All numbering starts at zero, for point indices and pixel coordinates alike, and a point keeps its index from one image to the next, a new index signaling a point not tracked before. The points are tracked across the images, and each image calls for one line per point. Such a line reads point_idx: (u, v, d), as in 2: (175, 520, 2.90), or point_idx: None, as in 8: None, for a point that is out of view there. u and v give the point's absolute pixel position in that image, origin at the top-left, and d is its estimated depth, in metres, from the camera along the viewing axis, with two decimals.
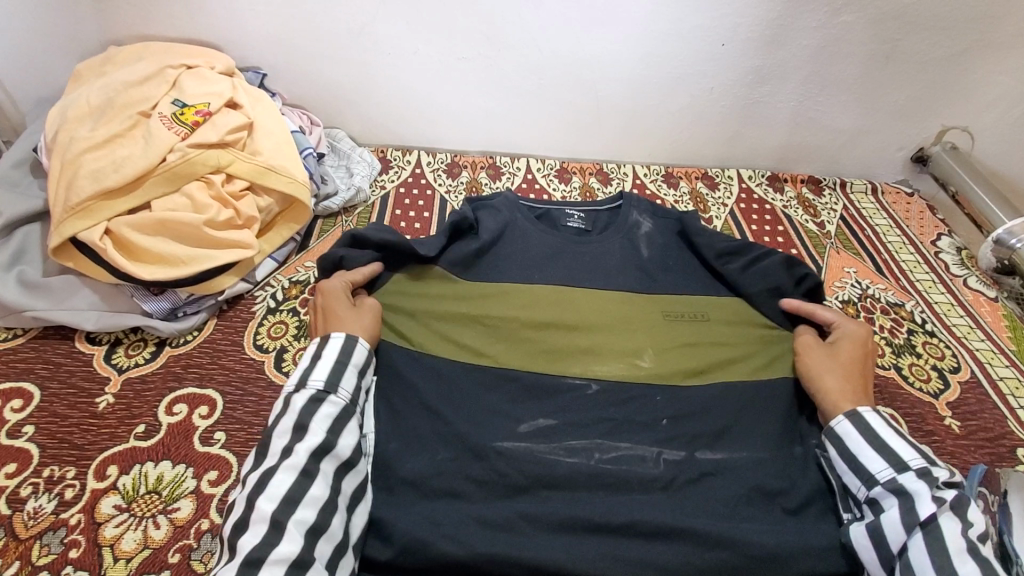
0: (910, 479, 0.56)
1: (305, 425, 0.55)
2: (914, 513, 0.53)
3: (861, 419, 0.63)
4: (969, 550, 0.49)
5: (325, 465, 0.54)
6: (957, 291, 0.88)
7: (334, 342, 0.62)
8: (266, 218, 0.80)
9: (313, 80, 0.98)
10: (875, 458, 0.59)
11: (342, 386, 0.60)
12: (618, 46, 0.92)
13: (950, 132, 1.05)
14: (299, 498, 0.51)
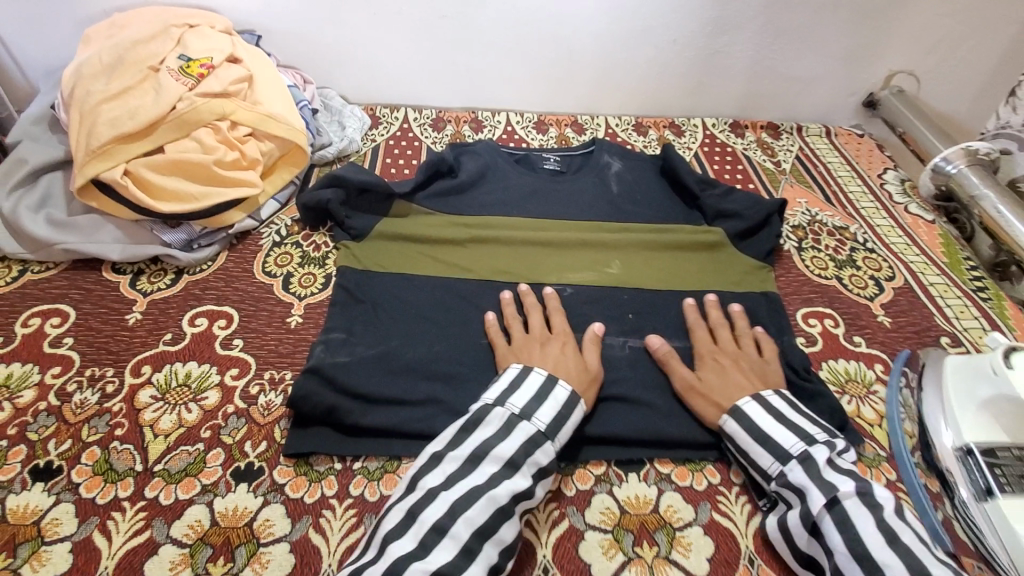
0: (801, 475, 0.55)
1: (515, 464, 0.54)
2: (817, 514, 0.52)
3: (744, 415, 0.61)
4: (884, 537, 0.49)
5: (519, 507, 0.53)
6: (898, 216, 0.97)
7: (562, 389, 0.61)
8: (268, 162, 0.88)
9: (306, 44, 1.06)
10: (762, 454, 0.58)
11: (558, 440, 0.58)
12: (585, 1, 1.00)
13: (896, 77, 1.14)
14: (490, 532, 0.51)
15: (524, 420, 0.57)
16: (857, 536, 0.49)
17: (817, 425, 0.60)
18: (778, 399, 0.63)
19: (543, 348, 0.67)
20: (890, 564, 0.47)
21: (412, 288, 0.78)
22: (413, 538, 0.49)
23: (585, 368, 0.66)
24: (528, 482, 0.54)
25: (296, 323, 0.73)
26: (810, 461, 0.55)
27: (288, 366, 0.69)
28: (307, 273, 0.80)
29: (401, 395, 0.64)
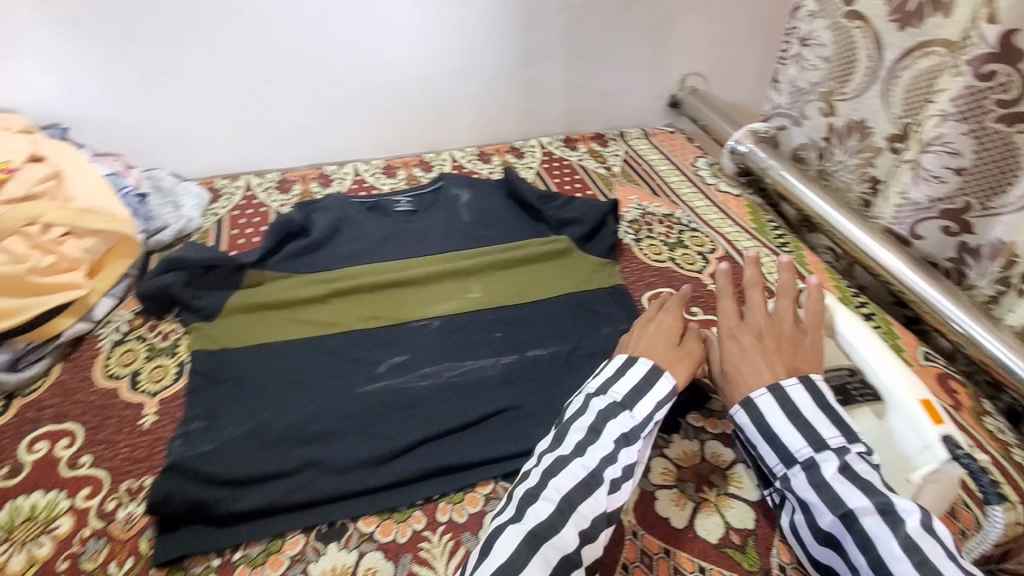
0: (802, 482, 0.55)
1: (600, 432, 0.58)
2: (829, 527, 0.53)
3: (755, 411, 0.60)
4: (904, 553, 0.49)
5: (608, 473, 0.56)
6: (712, 195, 1.12)
7: (643, 365, 0.64)
8: (94, 259, 0.82)
9: (124, 127, 1.02)
10: (769, 454, 0.59)
11: (639, 411, 0.60)
12: (403, 49, 1.07)
13: (688, 79, 1.31)
14: (579, 500, 0.53)
15: (605, 396, 0.62)
16: (877, 556, 0.49)
17: (835, 423, 0.58)
18: (802, 392, 0.59)
19: (653, 325, 0.70)
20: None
21: (277, 356, 0.76)
22: (513, 506, 0.55)
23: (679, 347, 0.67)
24: (614, 448, 0.57)
25: (151, 423, 0.69)
26: (816, 470, 0.55)
27: (147, 471, 0.64)
28: (158, 366, 0.75)
29: (274, 469, 0.63)
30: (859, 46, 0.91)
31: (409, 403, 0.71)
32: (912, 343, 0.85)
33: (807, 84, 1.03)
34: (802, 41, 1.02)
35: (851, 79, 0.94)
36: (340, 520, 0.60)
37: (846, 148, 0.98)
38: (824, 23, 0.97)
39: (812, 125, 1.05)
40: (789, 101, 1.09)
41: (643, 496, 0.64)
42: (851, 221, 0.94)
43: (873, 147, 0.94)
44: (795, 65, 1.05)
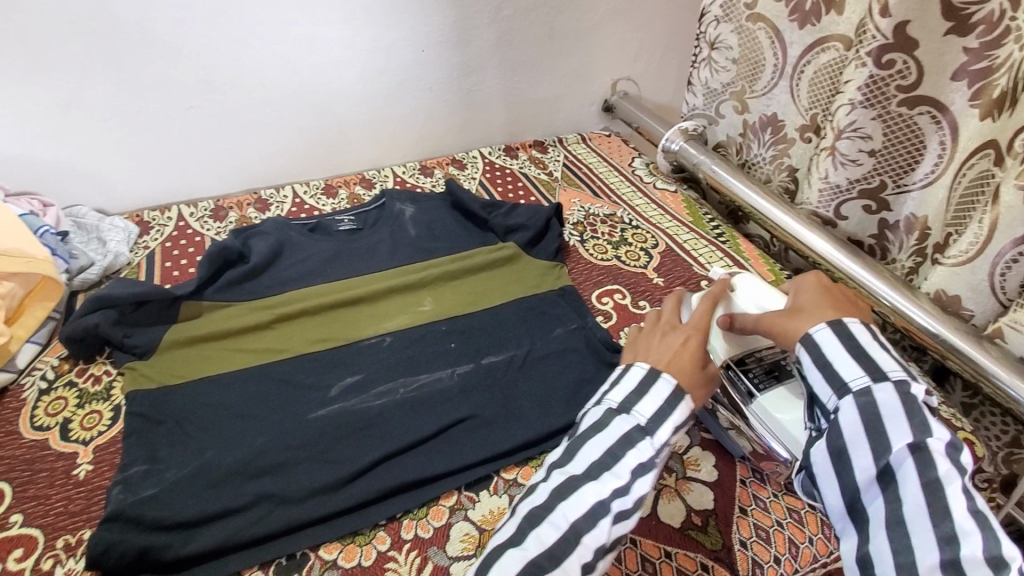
0: (892, 398, 0.48)
1: (615, 454, 0.51)
2: (896, 454, 0.47)
3: (845, 331, 0.53)
4: (968, 503, 0.44)
5: (616, 505, 0.49)
6: (650, 193, 1.16)
7: (664, 381, 0.55)
8: (13, 304, 0.77)
9: (35, 164, 0.96)
10: (851, 364, 0.51)
11: (661, 436, 0.53)
12: (333, 68, 1.06)
13: (619, 83, 1.36)
14: (580, 531, 0.48)
15: (625, 415, 0.54)
16: (936, 494, 0.44)
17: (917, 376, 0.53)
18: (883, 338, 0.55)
19: (663, 338, 0.61)
20: (967, 529, 0.43)
21: (222, 389, 0.73)
22: (513, 526, 0.49)
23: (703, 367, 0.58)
24: (626, 476, 0.50)
25: (87, 472, 0.65)
26: (909, 397, 0.49)
27: (85, 524, 0.60)
28: (91, 412, 0.71)
29: (225, 506, 0.60)
30: (764, 47, 0.98)
31: (366, 422, 0.70)
32: None
33: (720, 85, 1.10)
34: (712, 45, 1.07)
35: (759, 77, 1.01)
36: (300, 551, 0.58)
37: (762, 142, 1.05)
38: (730, 27, 1.03)
39: (728, 123, 1.12)
40: (705, 102, 1.15)
41: None
42: (779, 208, 0.99)
43: (786, 139, 1.01)
44: (707, 68, 1.11)
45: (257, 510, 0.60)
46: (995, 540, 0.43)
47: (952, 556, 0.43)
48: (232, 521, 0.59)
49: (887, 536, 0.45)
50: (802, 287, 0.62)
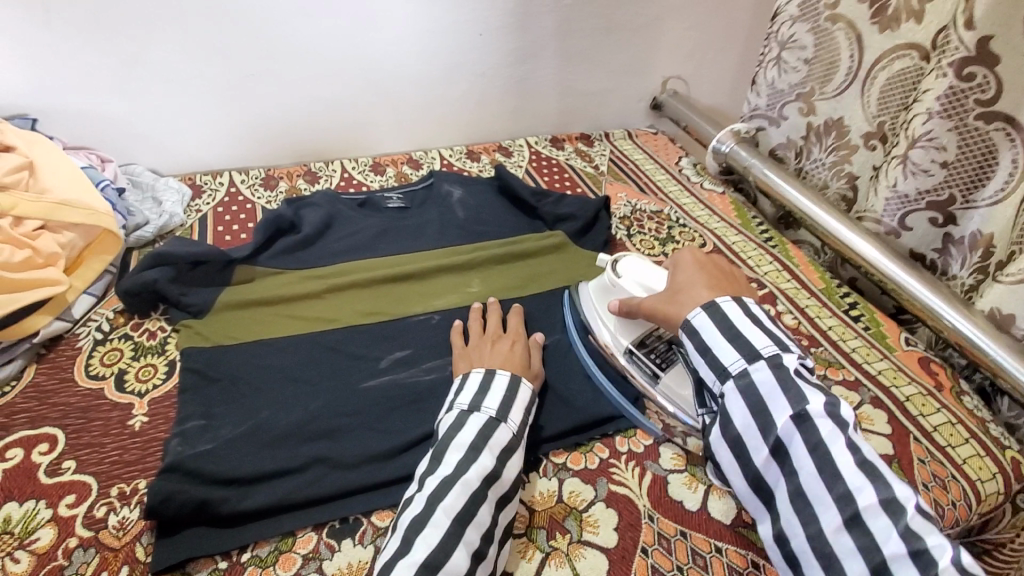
0: (766, 376, 0.54)
1: (477, 447, 0.56)
2: (783, 427, 0.52)
3: (719, 313, 0.60)
4: (855, 457, 0.50)
5: (490, 493, 0.54)
6: (697, 193, 1.15)
7: (501, 377, 0.63)
8: (71, 254, 0.77)
9: (94, 120, 0.97)
10: (727, 350, 0.57)
11: (512, 419, 0.60)
12: (392, 47, 1.07)
13: (670, 82, 1.36)
14: (469, 517, 0.51)
15: (476, 413, 0.59)
16: (826, 455, 0.50)
17: (790, 340, 0.59)
18: (757, 309, 0.62)
19: (493, 346, 0.70)
20: (857, 483, 0.49)
21: (275, 351, 0.74)
22: (399, 536, 0.51)
23: (530, 365, 0.69)
24: (493, 462, 0.55)
25: (142, 424, 0.65)
26: (783, 370, 0.54)
27: (140, 474, 0.60)
28: (146, 365, 0.72)
29: (280, 466, 0.60)
30: (841, 49, 0.97)
31: (417, 396, 0.70)
32: (894, 329, 0.88)
33: (787, 85, 1.08)
34: (783, 44, 1.07)
35: (832, 78, 1.00)
36: (354, 515, 0.58)
37: (824, 146, 1.05)
38: (806, 27, 1.02)
39: (790, 125, 1.11)
40: (768, 102, 1.14)
41: (656, 482, 0.64)
42: (835, 218, 0.99)
43: (849, 145, 1.00)
44: (775, 67, 1.10)
45: (312, 473, 0.61)
46: (882, 486, 0.48)
47: (850, 508, 0.48)
48: (288, 482, 0.59)
49: (799, 505, 0.51)
50: (679, 264, 0.69)
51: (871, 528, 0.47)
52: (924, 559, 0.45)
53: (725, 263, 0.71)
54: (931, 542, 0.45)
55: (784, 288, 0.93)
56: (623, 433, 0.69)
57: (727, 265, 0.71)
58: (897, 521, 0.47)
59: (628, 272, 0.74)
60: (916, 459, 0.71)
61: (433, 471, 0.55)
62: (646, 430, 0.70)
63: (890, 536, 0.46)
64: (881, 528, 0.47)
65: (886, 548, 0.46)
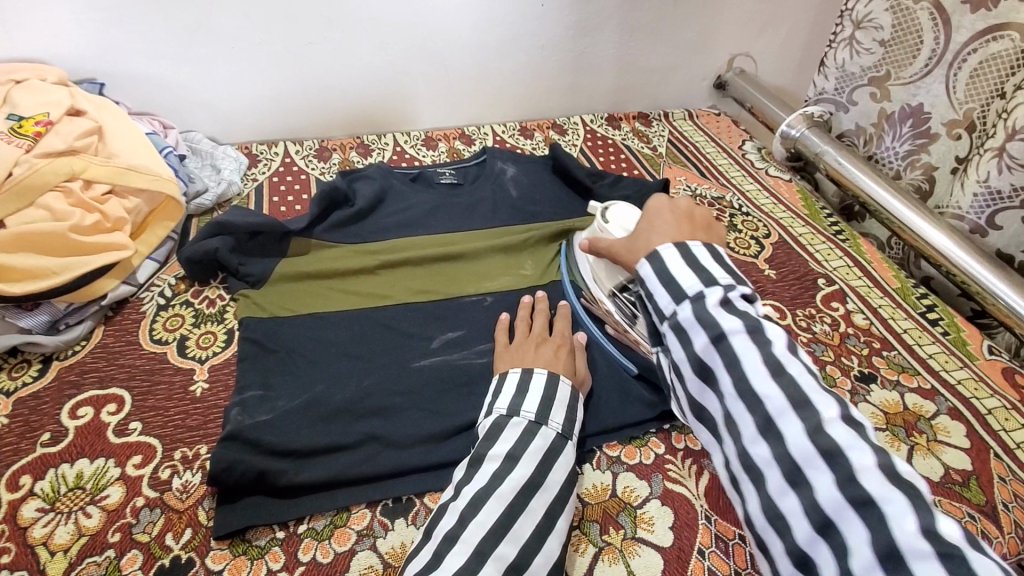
0: (688, 315, 0.48)
1: (515, 457, 0.54)
2: (704, 355, 0.47)
3: (658, 259, 0.52)
4: (769, 370, 0.44)
5: (533, 504, 0.52)
6: (762, 180, 1.09)
7: (540, 375, 0.62)
8: (137, 220, 0.79)
9: (157, 86, 0.98)
10: (660, 293, 0.51)
11: (553, 422, 0.58)
12: (451, 17, 1.03)
13: (736, 60, 1.28)
14: (502, 532, 0.49)
15: (515, 417, 0.58)
16: (742, 375, 0.44)
17: (728, 270, 0.52)
18: (701, 248, 0.53)
19: (537, 350, 0.67)
20: (768, 395, 0.43)
21: (330, 324, 0.74)
22: (428, 551, 0.49)
23: (574, 370, 0.66)
24: (532, 471, 0.53)
25: (202, 390, 0.66)
26: (703, 302, 0.48)
27: (202, 440, 0.62)
28: (206, 332, 0.73)
29: (335, 441, 0.61)
30: (924, 29, 0.90)
31: (469, 379, 0.69)
32: (977, 336, 0.82)
33: (859, 68, 1.02)
34: (857, 23, 1.00)
35: (911, 63, 0.94)
36: (407, 495, 0.58)
37: (898, 134, 0.99)
38: (883, 5, 0.95)
39: (860, 111, 1.05)
40: (836, 86, 1.08)
41: (713, 483, 0.62)
42: (910, 208, 0.93)
43: (929, 133, 0.94)
44: (847, 48, 1.03)
45: (367, 450, 0.61)
46: (795, 395, 0.42)
47: (767, 425, 0.42)
48: (343, 458, 0.60)
49: (725, 433, 0.46)
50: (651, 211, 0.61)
51: (785, 437, 0.42)
52: (840, 463, 0.39)
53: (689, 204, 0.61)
54: (843, 445, 0.40)
55: (855, 286, 0.88)
56: (679, 429, 0.67)
57: (695, 205, 0.61)
58: (809, 424, 0.41)
59: (614, 218, 0.75)
60: (997, 476, 0.66)
61: (467, 481, 0.54)
62: None
63: (801, 443, 0.41)
64: (794, 438, 0.41)
65: (803, 463, 0.41)
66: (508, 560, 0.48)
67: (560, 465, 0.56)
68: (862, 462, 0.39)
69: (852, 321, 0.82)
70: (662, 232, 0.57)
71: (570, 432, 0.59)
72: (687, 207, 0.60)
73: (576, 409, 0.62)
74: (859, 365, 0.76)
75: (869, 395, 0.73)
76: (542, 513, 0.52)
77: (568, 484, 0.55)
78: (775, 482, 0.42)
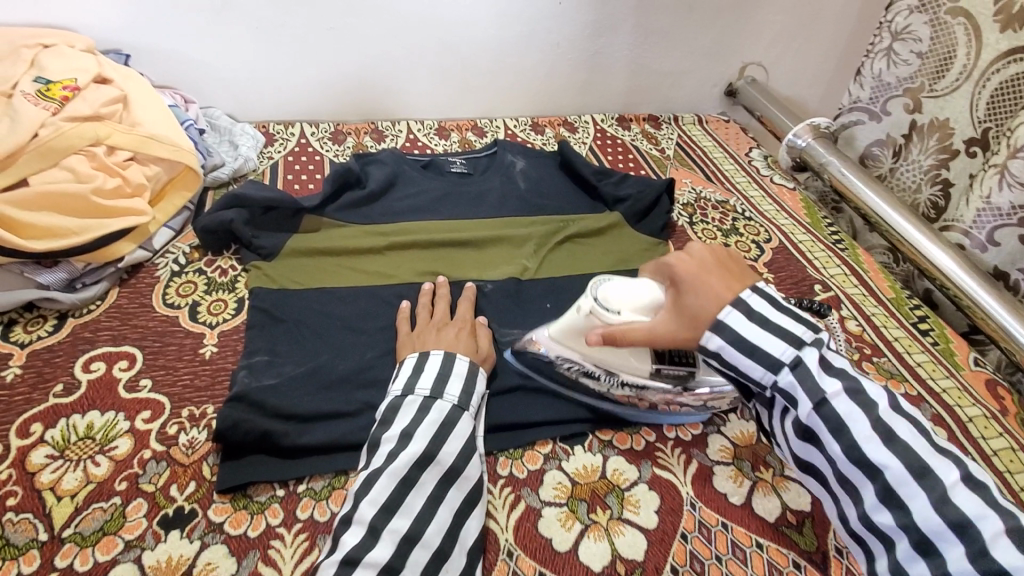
0: (789, 382, 0.51)
1: (409, 434, 0.56)
2: (807, 420, 0.50)
3: (727, 330, 0.52)
4: (881, 436, 0.48)
5: (425, 476, 0.53)
6: (767, 187, 1.11)
7: (435, 356, 0.63)
8: (156, 187, 0.81)
9: (179, 61, 1.00)
10: (748, 365, 0.52)
11: (447, 397, 0.60)
12: (470, 9, 1.05)
13: (749, 68, 1.31)
14: (395, 506, 0.51)
15: (409, 396, 0.59)
16: (852, 441, 0.48)
17: (803, 320, 0.53)
18: (757, 298, 0.53)
19: (438, 333, 0.68)
20: (887, 464, 0.47)
21: (337, 299, 0.76)
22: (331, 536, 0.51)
23: (477, 350, 0.67)
24: (425, 446, 0.55)
25: (211, 353, 0.69)
26: (800, 366, 0.50)
27: (209, 400, 0.64)
28: (216, 299, 0.75)
29: (337, 408, 0.63)
30: (958, 43, 0.92)
31: None
32: (965, 348, 0.84)
33: (895, 79, 1.03)
34: (896, 35, 1.01)
35: (943, 76, 0.95)
36: None
37: (924, 148, 1.00)
38: (923, 18, 0.96)
39: (894, 122, 1.04)
40: (871, 96, 1.08)
41: (701, 472, 0.64)
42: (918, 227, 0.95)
43: (950, 149, 0.96)
44: (885, 58, 1.03)
45: (367, 419, 0.63)
46: (913, 463, 0.46)
47: (886, 491, 0.47)
48: (343, 425, 0.62)
49: (843, 493, 0.50)
50: (671, 272, 0.57)
51: (909, 507, 0.46)
52: (970, 535, 0.43)
53: (706, 250, 0.56)
54: (972, 515, 0.44)
55: (851, 293, 0.89)
56: (671, 420, 0.69)
57: (709, 245, 0.57)
58: (934, 494, 0.45)
59: (617, 302, 0.61)
60: None
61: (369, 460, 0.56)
62: (695, 419, 0.69)
63: (928, 515, 0.45)
64: (920, 509, 0.45)
65: (927, 527, 0.45)
66: (401, 533, 0.50)
67: (454, 435, 0.57)
68: (992, 533, 0.43)
69: (846, 327, 0.84)
70: (716, 297, 0.53)
71: (467, 404, 0.60)
72: (709, 256, 0.56)
73: (475, 383, 0.63)
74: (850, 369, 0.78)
75: None
76: (435, 484, 0.53)
77: (462, 454, 0.56)
78: (904, 550, 0.46)
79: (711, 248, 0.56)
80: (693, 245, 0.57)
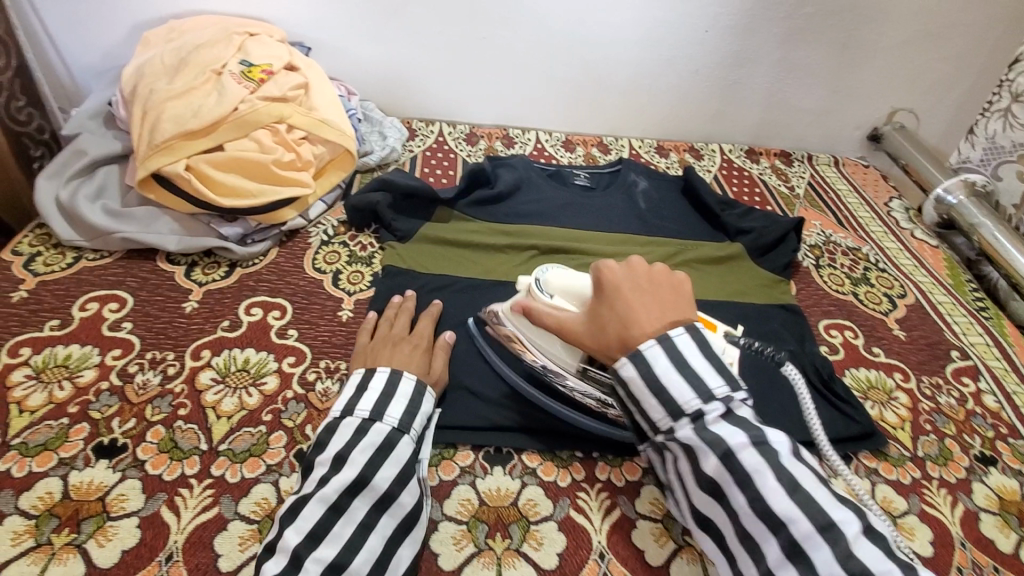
0: (688, 434, 0.49)
1: (343, 457, 0.54)
2: (714, 474, 0.48)
3: (641, 362, 0.51)
4: (784, 487, 0.46)
5: (355, 504, 0.52)
6: (905, 240, 1.03)
7: (379, 375, 0.61)
8: (319, 165, 0.91)
9: (348, 57, 1.12)
10: (654, 406, 0.51)
11: (383, 421, 0.57)
12: (616, 29, 1.09)
13: (898, 114, 1.24)
14: (322, 535, 0.49)
15: (347, 417, 0.57)
16: (757, 494, 0.46)
17: (720, 370, 0.51)
18: (685, 338, 0.51)
19: (395, 348, 0.67)
20: (792, 519, 0.45)
21: (460, 287, 0.82)
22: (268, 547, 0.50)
23: (429, 369, 0.66)
24: (358, 471, 0.53)
25: (348, 317, 0.76)
26: (702, 417, 0.49)
27: (343, 357, 0.71)
28: (356, 271, 0.83)
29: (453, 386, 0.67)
30: None
31: None
32: None
33: (1009, 143, 1.06)
34: (1016, 97, 1.03)
35: None
36: (508, 448, 0.64)
37: None
38: None
39: (1007, 187, 1.06)
40: (983, 156, 1.11)
41: None
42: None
43: None
44: (1001, 120, 1.07)
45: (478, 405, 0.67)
46: (815, 517, 0.45)
47: (792, 545, 0.45)
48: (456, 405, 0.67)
49: (741, 550, 0.48)
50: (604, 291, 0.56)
51: (814, 563, 0.44)
52: None
53: (642, 266, 0.57)
54: (876, 570, 0.42)
55: (992, 366, 0.82)
56: None
57: (646, 264, 0.58)
58: (837, 549, 0.43)
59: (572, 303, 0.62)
60: None
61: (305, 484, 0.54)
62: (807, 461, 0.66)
63: (833, 570, 0.43)
64: (823, 563, 0.43)
65: None
66: (324, 562, 0.48)
67: (390, 460, 0.54)
68: None
69: (982, 401, 0.76)
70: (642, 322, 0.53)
71: (408, 425, 0.58)
72: (643, 272, 0.57)
73: (421, 402, 0.61)
74: (981, 446, 0.71)
75: (985, 477, 0.68)
76: (366, 511, 0.52)
77: (399, 479, 0.54)
78: None
79: (646, 266, 0.57)
80: (628, 262, 0.57)
